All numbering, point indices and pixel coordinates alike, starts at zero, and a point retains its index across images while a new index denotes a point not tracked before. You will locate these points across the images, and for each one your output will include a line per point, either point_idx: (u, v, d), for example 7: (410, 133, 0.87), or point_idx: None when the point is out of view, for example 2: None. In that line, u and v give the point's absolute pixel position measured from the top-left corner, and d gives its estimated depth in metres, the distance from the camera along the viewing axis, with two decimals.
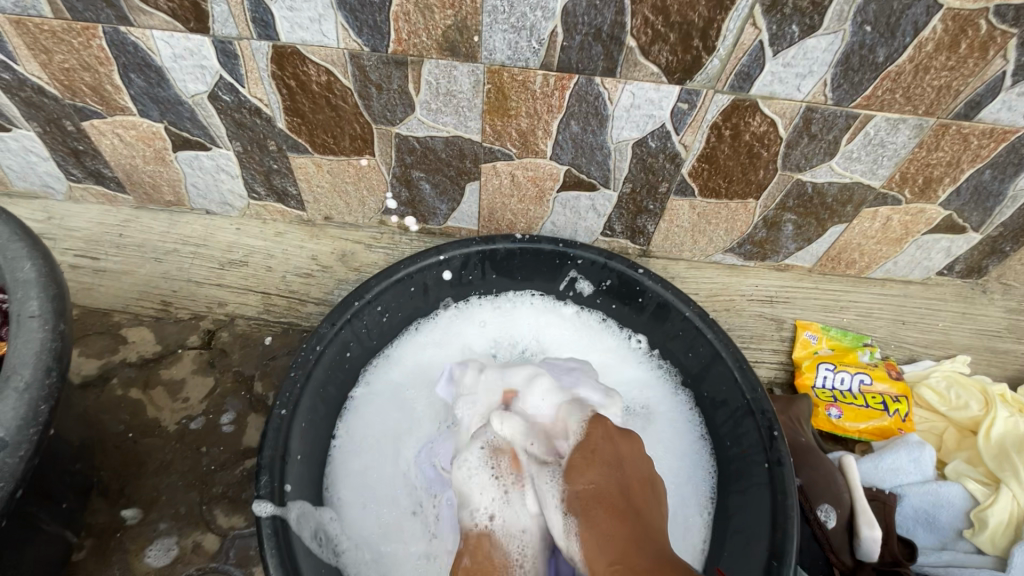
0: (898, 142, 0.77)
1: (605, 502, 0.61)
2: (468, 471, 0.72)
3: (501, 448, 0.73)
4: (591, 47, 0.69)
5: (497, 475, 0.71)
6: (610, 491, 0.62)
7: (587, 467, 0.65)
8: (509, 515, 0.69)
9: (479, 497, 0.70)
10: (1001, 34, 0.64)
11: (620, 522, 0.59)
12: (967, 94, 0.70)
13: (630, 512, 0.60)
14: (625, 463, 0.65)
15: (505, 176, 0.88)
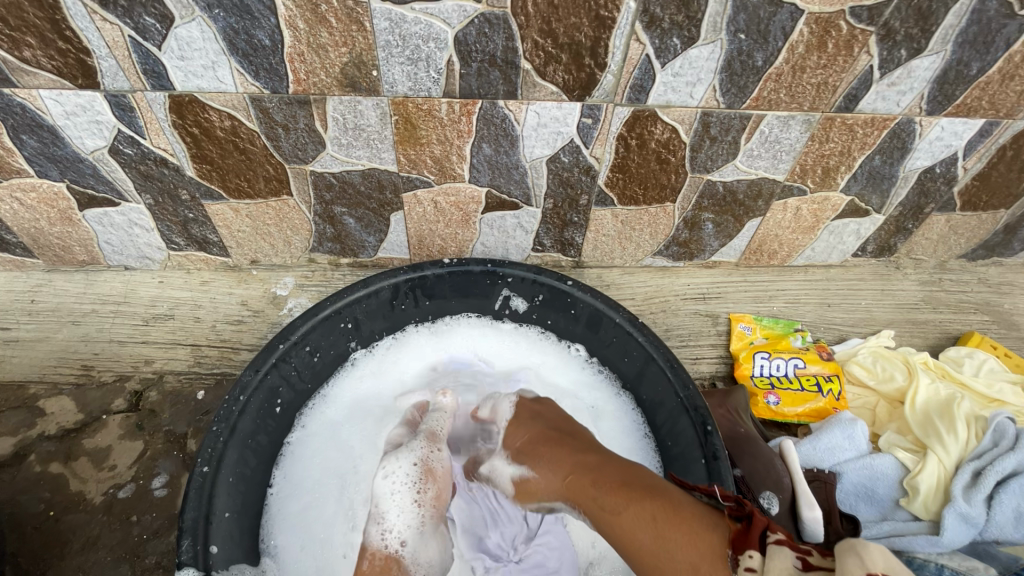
0: (792, 137, 0.82)
1: (570, 448, 0.61)
2: (392, 483, 0.68)
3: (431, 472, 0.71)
4: (489, 73, 0.70)
5: (420, 500, 0.68)
6: (571, 443, 0.63)
7: (517, 429, 0.70)
8: (420, 546, 0.66)
9: (394, 519, 0.66)
10: (861, 32, 0.69)
11: (561, 445, 0.63)
12: (843, 89, 0.75)
13: (566, 436, 0.64)
14: (547, 412, 0.71)
15: (427, 203, 0.88)
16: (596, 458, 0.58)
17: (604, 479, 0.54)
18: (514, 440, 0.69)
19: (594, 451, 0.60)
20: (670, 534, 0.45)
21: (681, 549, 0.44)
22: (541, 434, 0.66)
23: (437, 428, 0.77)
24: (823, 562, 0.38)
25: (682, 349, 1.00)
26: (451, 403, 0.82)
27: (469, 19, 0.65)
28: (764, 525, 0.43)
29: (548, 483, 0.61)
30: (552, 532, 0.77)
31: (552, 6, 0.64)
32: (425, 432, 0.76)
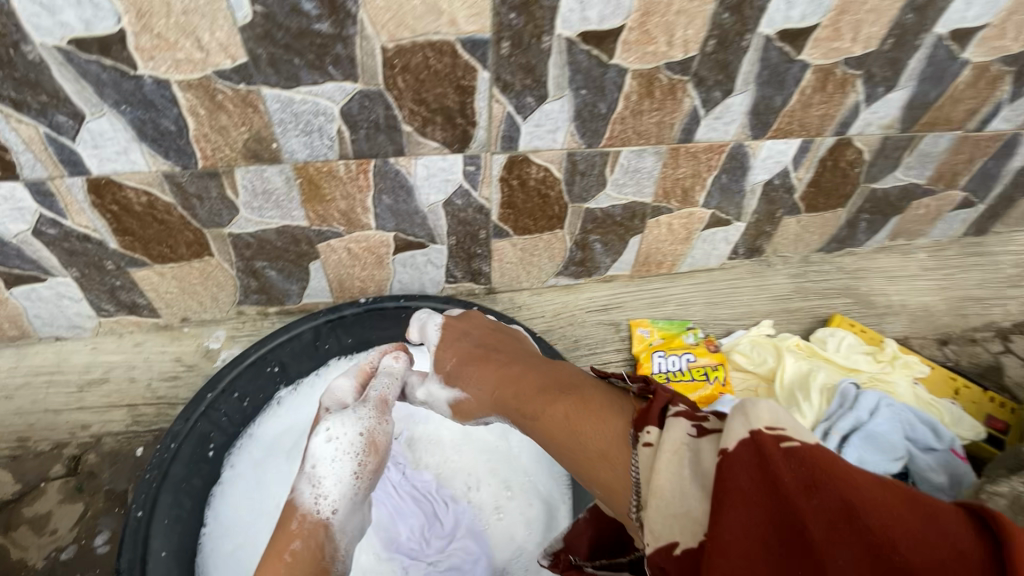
0: (648, 166, 0.96)
1: (494, 366, 0.74)
2: (333, 448, 0.73)
3: (375, 441, 0.75)
4: (376, 136, 0.82)
5: (358, 469, 0.73)
6: (498, 361, 0.75)
7: (447, 352, 0.81)
8: (351, 509, 0.71)
9: (330, 485, 0.70)
10: (679, 81, 0.84)
11: (487, 362, 0.75)
12: (678, 124, 0.90)
13: (492, 355, 0.76)
14: (475, 330, 0.83)
15: (341, 250, 0.98)
16: (521, 372, 0.70)
17: (530, 389, 0.65)
18: (446, 363, 0.79)
19: (523, 364, 0.71)
20: (582, 419, 0.56)
21: (593, 427, 0.55)
22: (472, 359, 0.77)
23: (387, 393, 0.80)
24: (713, 427, 0.48)
25: (590, 356, 1.13)
26: (401, 365, 0.83)
27: (350, 96, 0.76)
28: (663, 401, 0.52)
29: (484, 399, 0.73)
30: (472, 537, 0.84)
31: (419, 80, 0.76)
32: (374, 400, 0.78)
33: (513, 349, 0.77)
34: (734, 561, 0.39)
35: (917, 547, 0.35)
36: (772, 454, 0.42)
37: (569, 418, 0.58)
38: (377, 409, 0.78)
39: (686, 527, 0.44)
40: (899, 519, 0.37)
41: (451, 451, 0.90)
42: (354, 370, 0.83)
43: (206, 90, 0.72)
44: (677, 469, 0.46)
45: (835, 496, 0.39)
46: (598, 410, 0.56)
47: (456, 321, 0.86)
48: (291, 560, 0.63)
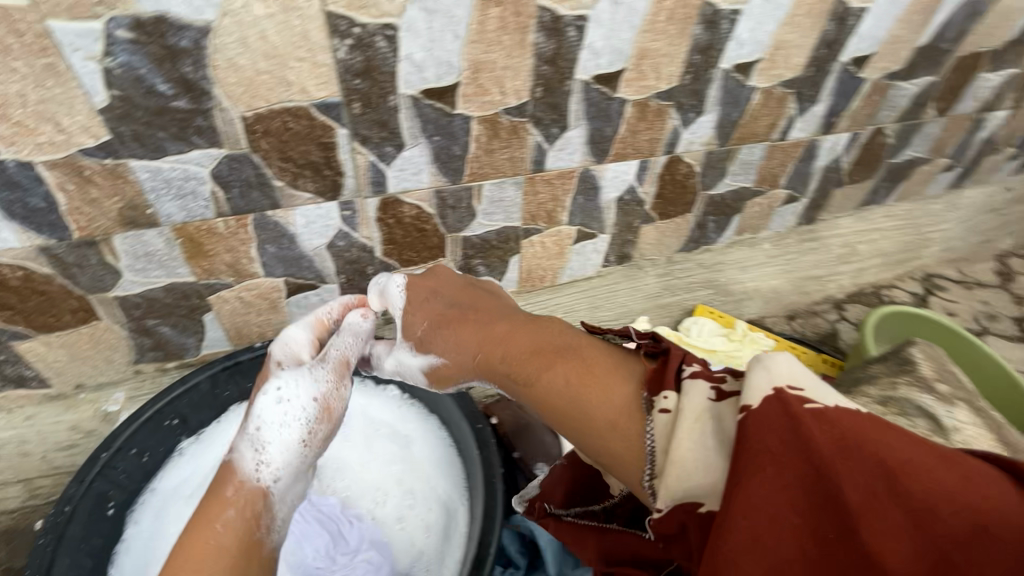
0: (510, 195, 1.09)
1: (474, 329, 0.86)
2: (283, 418, 0.86)
3: (326, 410, 0.88)
4: (250, 193, 0.89)
5: (308, 437, 0.87)
6: (476, 324, 0.87)
7: (419, 314, 0.93)
8: (293, 474, 0.84)
9: (273, 454, 0.83)
10: (519, 122, 0.98)
11: (466, 327, 0.88)
12: (527, 158, 1.04)
13: (470, 317, 0.89)
14: (448, 291, 0.95)
15: (234, 299, 1.03)
16: (507, 333, 0.83)
17: (541, 360, 0.76)
18: (416, 329, 0.93)
19: (529, 330, 0.82)
20: (590, 387, 0.69)
21: (596, 397, 0.68)
22: (462, 323, 0.88)
23: (346, 357, 0.93)
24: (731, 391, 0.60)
25: None
26: (366, 325, 0.96)
27: (217, 160, 0.84)
28: (678, 362, 0.66)
29: (466, 361, 0.86)
30: (376, 548, 0.92)
31: (282, 141, 0.85)
32: (333, 367, 0.91)
33: (511, 317, 0.86)
34: (752, 519, 0.50)
35: (946, 505, 0.46)
36: (801, 412, 0.53)
37: (571, 386, 0.71)
38: (336, 373, 0.92)
39: (709, 482, 0.56)
40: (940, 478, 0.48)
41: (360, 470, 0.99)
42: (308, 322, 0.95)
43: (73, 167, 0.77)
44: (699, 437, 0.58)
45: (871, 459, 0.49)
46: (605, 380, 0.70)
47: (420, 279, 0.98)
48: (222, 528, 0.73)
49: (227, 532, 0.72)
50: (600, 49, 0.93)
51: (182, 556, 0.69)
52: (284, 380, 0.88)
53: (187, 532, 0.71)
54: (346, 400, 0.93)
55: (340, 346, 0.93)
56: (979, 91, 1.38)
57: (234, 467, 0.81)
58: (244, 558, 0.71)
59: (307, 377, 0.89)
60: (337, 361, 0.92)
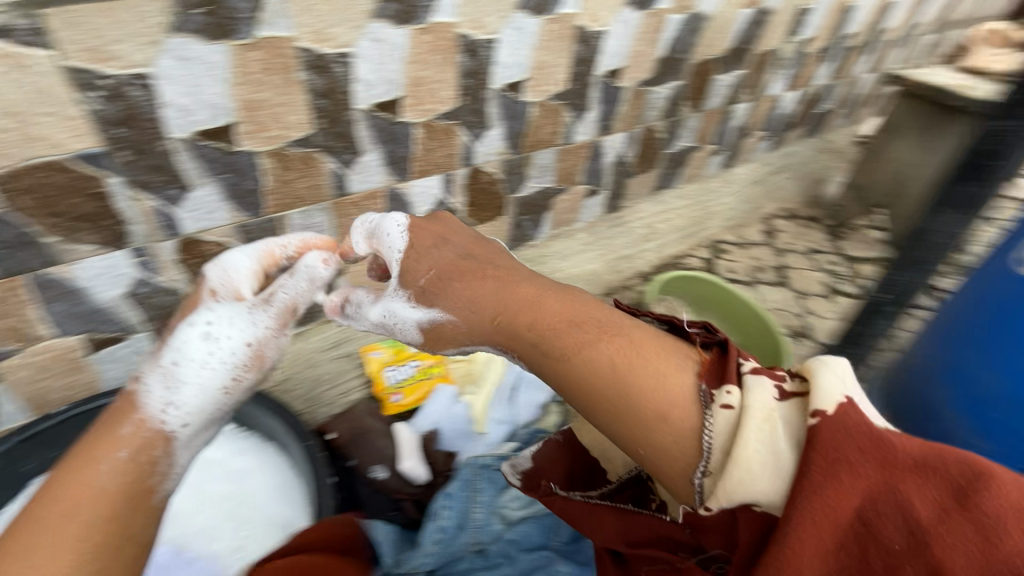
0: (319, 220, 1.16)
1: (490, 285, 0.80)
2: (201, 356, 0.80)
3: (255, 356, 0.84)
4: (19, 253, 0.86)
5: (230, 380, 0.82)
6: (491, 282, 0.80)
7: (421, 262, 0.86)
8: (203, 417, 0.79)
9: (185, 396, 0.77)
10: (310, 153, 1.04)
11: (484, 282, 0.80)
12: (328, 184, 1.11)
13: (490, 274, 0.82)
14: (451, 241, 0.89)
15: (26, 366, 0.99)
16: (535, 293, 0.77)
17: (588, 341, 0.68)
18: (421, 277, 0.85)
19: (565, 298, 0.75)
20: (631, 376, 0.64)
21: (642, 383, 0.63)
22: (490, 287, 0.80)
23: (294, 303, 0.86)
24: (794, 389, 0.59)
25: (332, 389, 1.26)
26: (327, 274, 0.88)
27: None
28: (734, 356, 0.64)
29: (476, 324, 0.79)
30: None
31: (46, 197, 0.84)
32: (278, 310, 0.85)
33: (579, 301, 0.75)
34: (813, 532, 0.48)
35: (1015, 533, 0.44)
36: (873, 427, 0.52)
37: (613, 364, 0.65)
38: (277, 318, 0.86)
39: (779, 480, 0.53)
40: (1011, 495, 0.46)
41: (195, 516, 0.99)
42: (259, 253, 0.89)
43: None
44: (766, 431, 0.55)
45: (940, 476, 0.48)
46: (655, 365, 0.65)
47: (423, 224, 0.91)
48: (110, 467, 0.67)
49: (112, 475, 0.67)
50: (373, 80, 1.03)
51: (55, 497, 0.63)
52: (217, 315, 0.83)
53: (65, 470, 0.66)
54: (280, 350, 0.88)
55: (287, 291, 0.85)
56: (720, 90, 1.70)
57: (141, 400, 0.76)
58: (128, 504, 0.66)
59: (246, 313, 0.84)
60: (281, 305, 0.85)
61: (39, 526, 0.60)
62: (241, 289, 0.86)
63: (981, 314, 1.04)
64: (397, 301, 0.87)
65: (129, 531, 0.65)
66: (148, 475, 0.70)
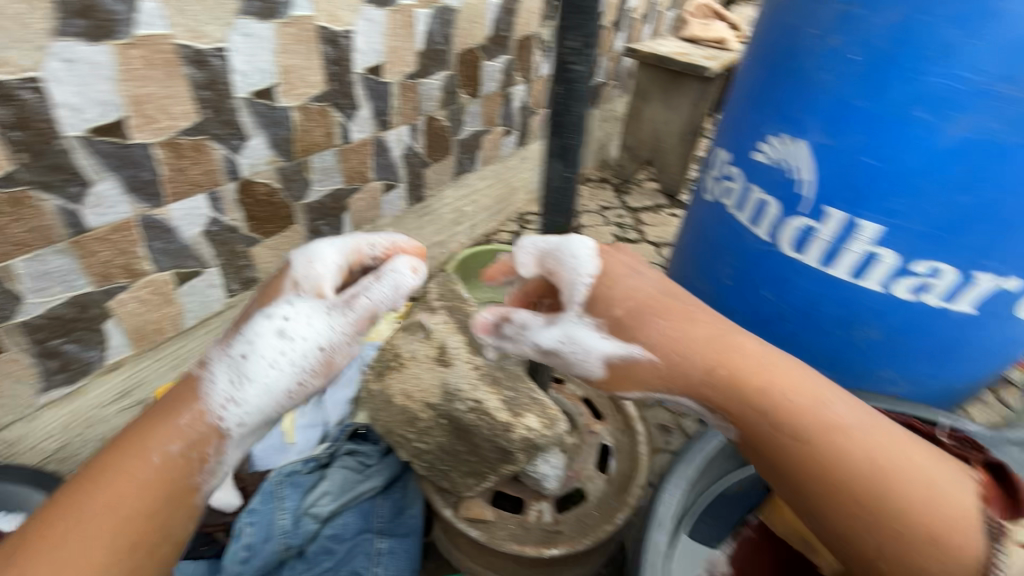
0: (58, 265, 0.98)
1: (705, 325, 0.68)
2: (267, 358, 0.72)
3: (326, 363, 0.75)
4: None
5: (300, 380, 0.73)
6: (704, 321, 0.68)
7: (611, 280, 0.73)
8: (258, 415, 0.72)
9: (248, 391, 0.70)
10: (20, 193, 0.88)
11: (691, 320, 0.68)
12: (56, 222, 0.94)
13: (694, 313, 0.70)
14: (635, 283, 0.73)
15: None
16: (758, 364, 0.64)
17: (826, 413, 0.60)
18: (617, 307, 0.71)
19: (788, 365, 0.64)
20: (894, 481, 0.56)
21: (887, 483, 0.56)
22: (666, 327, 0.68)
23: (373, 310, 0.75)
24: None
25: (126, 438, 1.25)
26: (415, 280, 0.76)
27: None
28: (1009, 506, 0.57)
29: (661, 373, 0.67)
30: None
31: None
32: (357, 317, 0.75)
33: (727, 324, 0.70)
34: None
35: None
36: None
37: (874, 463, 0.57)
38: (354, 324, 0.75)
39: None
40: None
41: None
42: (347, 248, 0.80)
43: None
44: None
45: None
46: (919, 476, 0.57)
47: (608, 250, 0.77)
48: (158, 463, 0.64)
49: (156, 468, 0.63)
50: (78, 104, 0.88)
51: (101, 483, 0.61)
52: (295, 310, 0.74)
53: (122, 453, 0.64)
54: (350, 354, 0.79)
55: (378, 293, 0.74)
56: (492, 75, 1.81)
57: (203, 388, 0.70)
58: (171, 502, 0.63)
59: (324, 317, 0.74)
60: (365, 313, 0.75)
61: (85, 513, 0.59)
62: (319, 288, 0.76)
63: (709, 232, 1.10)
64: (574, 323, 0.74)
65: (166, 520, 0.63)
66: (196, 471, 0.66)
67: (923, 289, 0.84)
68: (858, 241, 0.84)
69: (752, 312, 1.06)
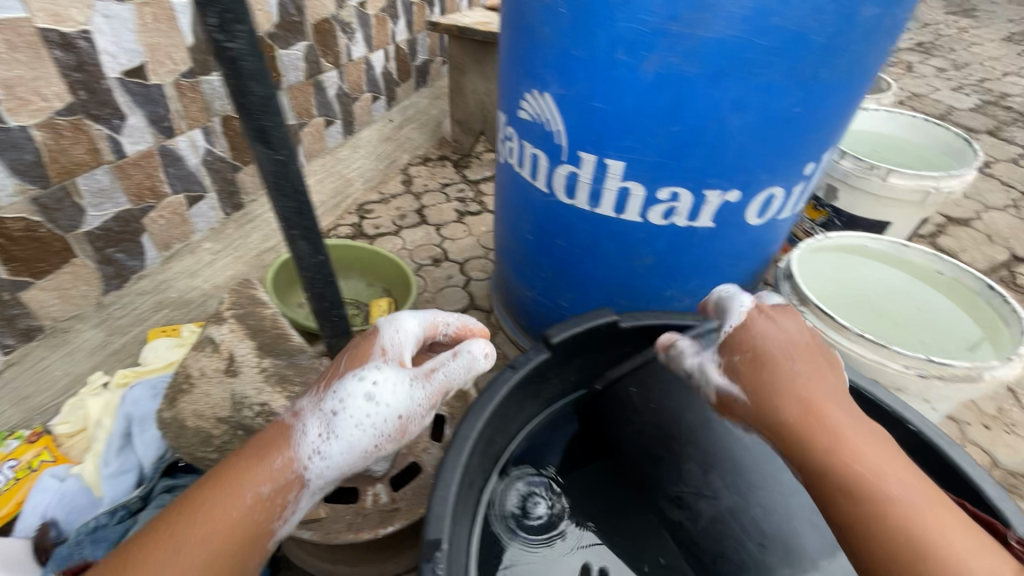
0: None
1: (799, 379, 0.65)
2: (353, 422, 0.69)
3: (396, 436, 0.71)
4: None
5: (368, 448, 0.70)
6: (807, 376, 0.66)
7: (739, 340, 0.72)
8: (330, 475, 0.69)
9: (335, 448, 0.68)
10: None
11: (795, 377, 0.65)
12: None
13: (814, 374, 0.66)
14: (788, 352, 0.68)
15: None
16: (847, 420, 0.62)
17: (885, 487, 0.57)
18: (738, 351, 0.71)
19: (875, 433, 0.62)
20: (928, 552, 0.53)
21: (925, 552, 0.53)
22: (780, 381, 0.66)
23: (448, 387, 0.74)
24: None
25: None
26: (483, 364, 0.74)
27: None
28: None
29: (756, 407, 0.67)
30: None
31: None
32: (436, 389, 0.73)
33: (850, 411, 0.64)
34: None
35: None
36: None
37: (920, 531, 0.54)
38: (430, 399, 0.73)
39: None
40: None
41: None
42: (427, 321, 0.81)
43: None
44: None
45: None
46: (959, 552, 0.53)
47: (773, 312, 0.74)
48: (250, 503, 0.63)
49: (244, 508, 0.63)
50: None
51: (197, 512, 0.62)
52: (385, 374, 0.71)
53: (212, 483, 0.64)
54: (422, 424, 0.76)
55: (455, 373, 0.74)
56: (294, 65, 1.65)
57: (298, 435, 0.69)
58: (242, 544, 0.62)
59: (407, 383, 0.71)
60: (443, 390, 0.74)
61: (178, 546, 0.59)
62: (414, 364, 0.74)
63: (513, 193, 1.15)
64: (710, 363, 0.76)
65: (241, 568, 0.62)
66: (276, 517, 0.66)
67: (672, 212, 0.94)
68: (611, 179, 0.92)
69: (556, 264, 1.13)
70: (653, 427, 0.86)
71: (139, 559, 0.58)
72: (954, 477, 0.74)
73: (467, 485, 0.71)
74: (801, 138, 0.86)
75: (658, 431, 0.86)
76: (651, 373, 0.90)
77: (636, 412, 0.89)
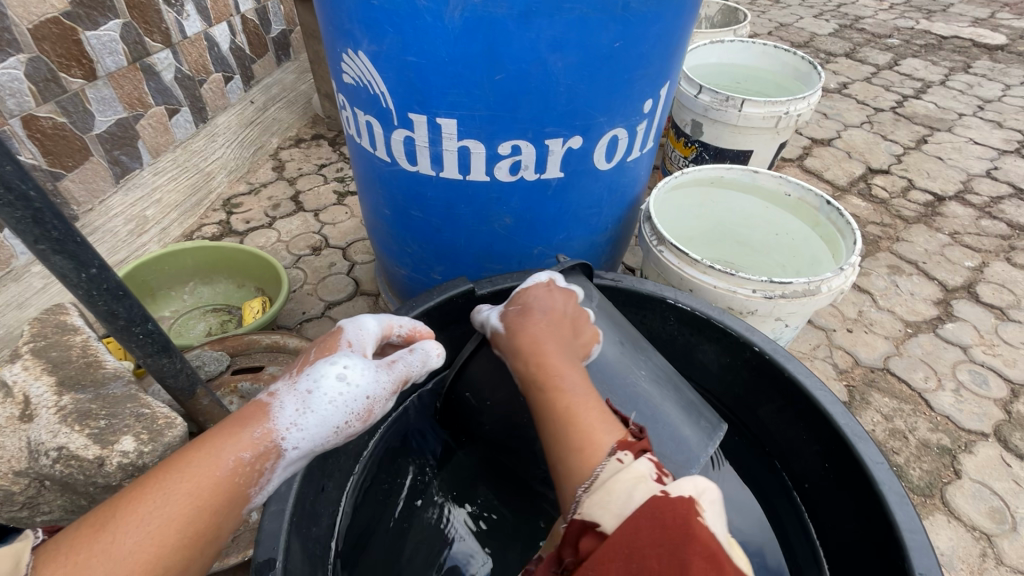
0: None
1: (534, 318, 0.73)
2: (326, 399, 0.61)
3: (362, 419, 0.64)
4: None
5: (338, 426, 0.62)
6: (540, 315, 0.74)
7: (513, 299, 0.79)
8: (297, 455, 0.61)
9: (310, 422, 0.60)
10: None
11: (530, 317, 0.73)
12: None
13: (552, 322, 0.73)
14: (539, 302, 0.76)
15: None
16: (553, 347, 0.70)
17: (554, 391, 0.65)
18: (513, 304, 0.77)
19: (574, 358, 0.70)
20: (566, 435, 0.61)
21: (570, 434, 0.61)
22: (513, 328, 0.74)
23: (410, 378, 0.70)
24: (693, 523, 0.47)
25: None
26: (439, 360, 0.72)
27: None
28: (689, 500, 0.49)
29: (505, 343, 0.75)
30: None
31: None
32: (404, 374, 0.68)
33: (564, 340, 0.72)
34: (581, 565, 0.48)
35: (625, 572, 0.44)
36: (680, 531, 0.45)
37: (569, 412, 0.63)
38: (394, 386, 0.67)
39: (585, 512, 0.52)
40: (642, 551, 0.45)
41: None
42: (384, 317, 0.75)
43: None
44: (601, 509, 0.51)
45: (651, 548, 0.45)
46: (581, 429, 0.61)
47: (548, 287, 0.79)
48: (230, 469, 0.55)
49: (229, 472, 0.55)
50: None
51: (171, 483, 0.53)
52: (356, 357, 0.65)
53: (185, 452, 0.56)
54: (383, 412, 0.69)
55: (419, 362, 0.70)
56: (109, 48, 1.41)
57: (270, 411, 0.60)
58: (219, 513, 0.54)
59: (374, 368, 0.65)
60: (409, 375, 0.69)
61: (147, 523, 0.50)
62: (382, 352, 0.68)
63: (361, 166, 1.06)
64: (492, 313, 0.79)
65: (220, 532, 0.54)
66: (252, 487, 0.57)
67: (518, 166, 0.90)
68: (447, 139, 0.86)
69: (418, 236, 1.07)
70: (501, 421, 0.84)
71: (121, 511, 0.51)
72: (793, 391, 0.81)
73: (310, 490, 0.69)
74: (628, 73, 0.83)
75: (506, 421, 0.84)
76: (482, 364, 0.84)
77: (480, 413, 0.86)
